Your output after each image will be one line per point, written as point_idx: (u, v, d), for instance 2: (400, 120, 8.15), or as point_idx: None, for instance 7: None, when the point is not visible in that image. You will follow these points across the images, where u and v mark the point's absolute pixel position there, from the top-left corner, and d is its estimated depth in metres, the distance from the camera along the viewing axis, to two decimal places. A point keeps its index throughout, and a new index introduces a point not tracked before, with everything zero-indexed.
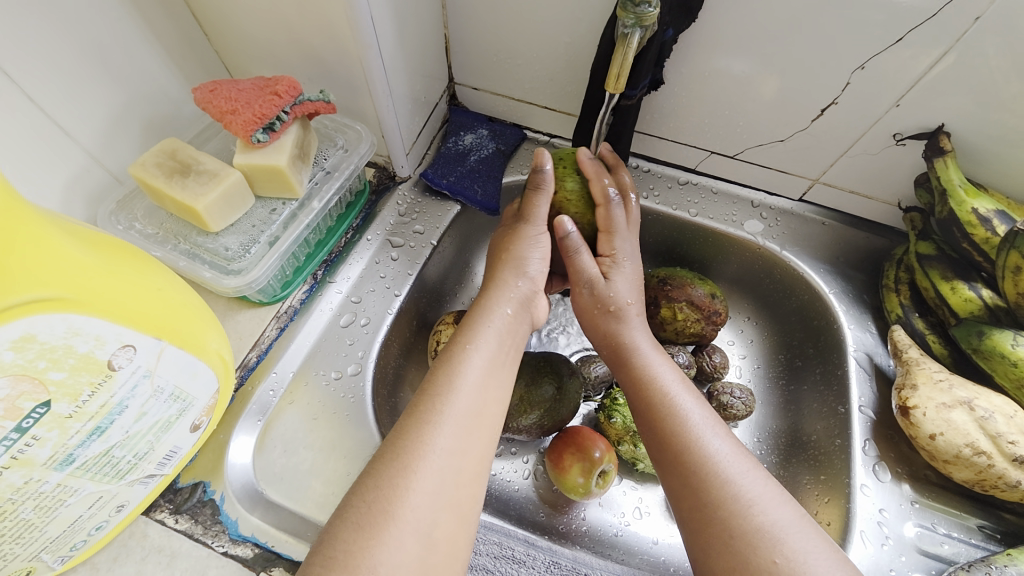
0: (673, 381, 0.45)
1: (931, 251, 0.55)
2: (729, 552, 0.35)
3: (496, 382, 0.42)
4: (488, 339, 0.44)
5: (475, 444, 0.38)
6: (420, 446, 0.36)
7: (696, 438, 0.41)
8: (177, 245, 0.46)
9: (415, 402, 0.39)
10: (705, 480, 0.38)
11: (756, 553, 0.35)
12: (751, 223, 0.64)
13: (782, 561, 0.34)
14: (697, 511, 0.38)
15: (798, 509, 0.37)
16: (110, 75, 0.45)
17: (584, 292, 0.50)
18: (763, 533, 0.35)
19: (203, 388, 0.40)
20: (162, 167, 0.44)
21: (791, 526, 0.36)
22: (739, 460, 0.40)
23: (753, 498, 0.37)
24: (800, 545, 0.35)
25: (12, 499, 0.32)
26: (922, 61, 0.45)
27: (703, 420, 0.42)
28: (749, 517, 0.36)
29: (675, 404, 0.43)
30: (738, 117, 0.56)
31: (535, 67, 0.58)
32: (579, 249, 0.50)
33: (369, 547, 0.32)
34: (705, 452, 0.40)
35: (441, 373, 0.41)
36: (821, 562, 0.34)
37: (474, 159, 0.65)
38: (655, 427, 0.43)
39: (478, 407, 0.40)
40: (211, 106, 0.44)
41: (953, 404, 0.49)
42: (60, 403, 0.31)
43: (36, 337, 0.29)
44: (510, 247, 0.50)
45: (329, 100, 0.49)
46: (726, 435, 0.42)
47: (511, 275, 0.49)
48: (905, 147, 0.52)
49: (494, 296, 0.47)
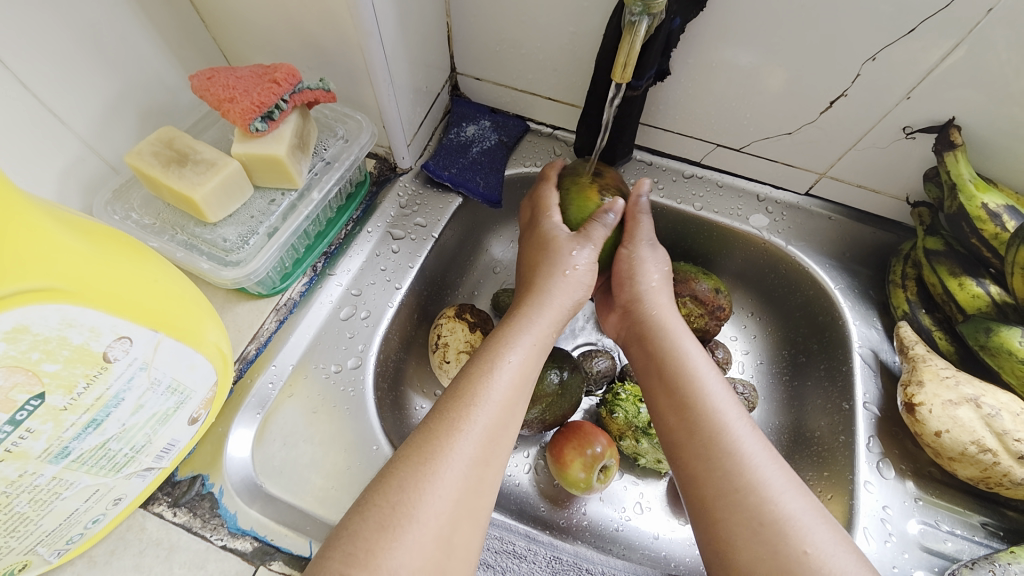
0: (701, 361, 0.45)
1: (939, 246, 0.54)
2: (756, 540, 0.35)
3: (525, 393, 0.41)
4: (525, 350, 0.43)
5: (497, 456, 0.38)
6: (449, 453, 0.35)
7: (723, 424, 0.40)
8: (174, 236, 0.46)
9: (446, 404, 0.38)
10: (734, 465, 0.38)
11: (785, 542, 0.34)
12: (757, 217, 0.63)
13: (812, 551, 0.34)
14: (722, 498, 0.37)
15: (818, 500, 0.37)
16: (105, 62, 0.44)
17: (645, 248, 0.52)
18: (790, 522, 0.35)
19: (201, 380, 0.39)
20: (158, 156, 0.43)
21: (814, 517, 0.36)
22: (764, 448, 0.39)
23: (778, 486, 0.37)
24: (824, 536, 0.35)
25: (7, 492, 0.32)
26: (933, 53, 0.44)
27: (730, 405, 0.42)
28: (778, 505, 0.36)
29: (702, 386, 0.43)
30: (745, 109, 0.55)
31: (538, 57, 0.57)
32: (644, 214, 0.53)
33: (391, 548, 0.31)
34: (732, 437, 0.39)
35: (476, 379, 0.40)
36: (846, 557, 0.34)
37: (476, 151, 0.64)
38: (681, 409, 0.42)
39: (503, 420, 0.39)
40: (208, 94, 0.43)
41: (959, 401, 0.48)
42: (55, 395, 0.31)
43: (29, 328, 0.28)
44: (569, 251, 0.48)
45: (328, 89, 0.48)
46: (751, 423, 0.41)
47: (561, 293, 0.47)
48: (914, 140, 0.51)
49: (535, 303, 0.46)
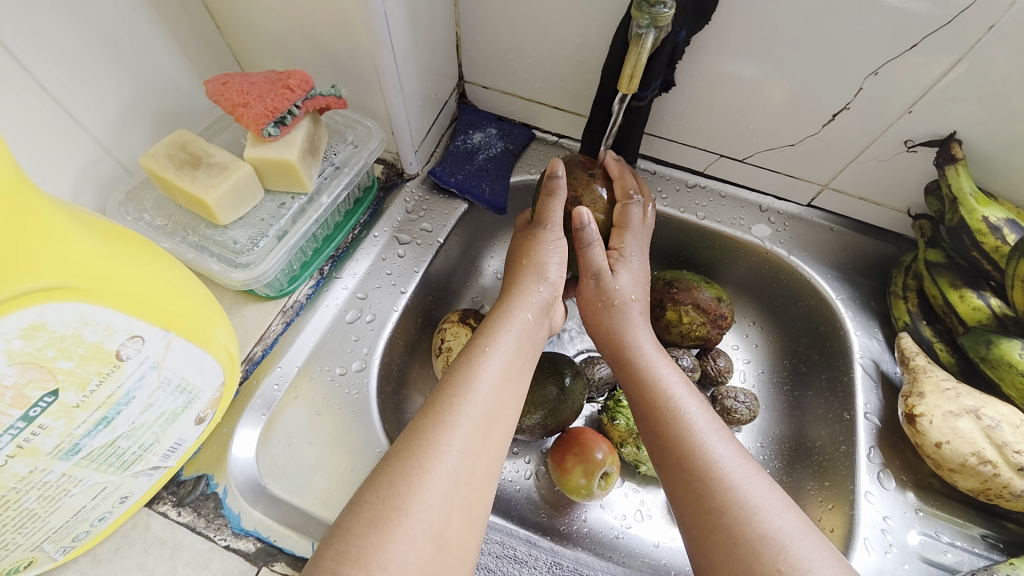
0: (676, 384, 0.46)
1: (940, 259, 0.55)
2: (733, 560, 0.35)
3: (513, 382, 0.42)
4: (510, 344, 0.44)
5: (489, 447, 0.38)
6: (436, 446, 0.36)
7: (697, 444, 0.41)
8: (185, 238, 0.46)
9: (432, 399, 0.39)
10: (708, 484, 0.38)
11: (760, 559, 0.34)
12: (759, 227, 0.63)
13: (787, 569, 0.34)
14: (699, 517, 0.38)
15: (801, 515, 0.37)
16: (123, 66, 0.45)
17: (590, 286, 0.51)
18: (767, 540, 0.35)
19: (209, 380, 0.40)
20: (172, 159, 0.44)
21: (795, 532, 0.36)
22: (742, 465, 0.40)
23: (755, 504, 0.37)
24: (805, 552, 0.35)
25: (17, 488, 0.32)
26: (934, 68, 0.45)
27: (706, 425, 0.42)
28: (753, 524, 0.36)
29: (676, 408, 0.43)
30: (748, 120, 0.56)
31: (546, 67, 0.58)
32: (592, 242, 0.49)
33: (382, 544, 0.32)
34: (708, 457, 0.40)
35: (460, 373, 0.40)
36: (827, 571, 0.34)
37: (482, 158, 0.64)
38: (658, 432, 0.43)
39: (494, 411, 0.39)
40: (222, 99, 0.44)
41: (960, 412, 0.48)
42: (68, 392, 0.31)
43: (46, 325, 0.28)
44: (530, 253, 0.50)
45: (340, 95, 0.49)
46: (728, 441, 0.41)
47: (531, 279, 0.49)
48: (916, 153, 0.52)
49: (514, 300, 0.47)
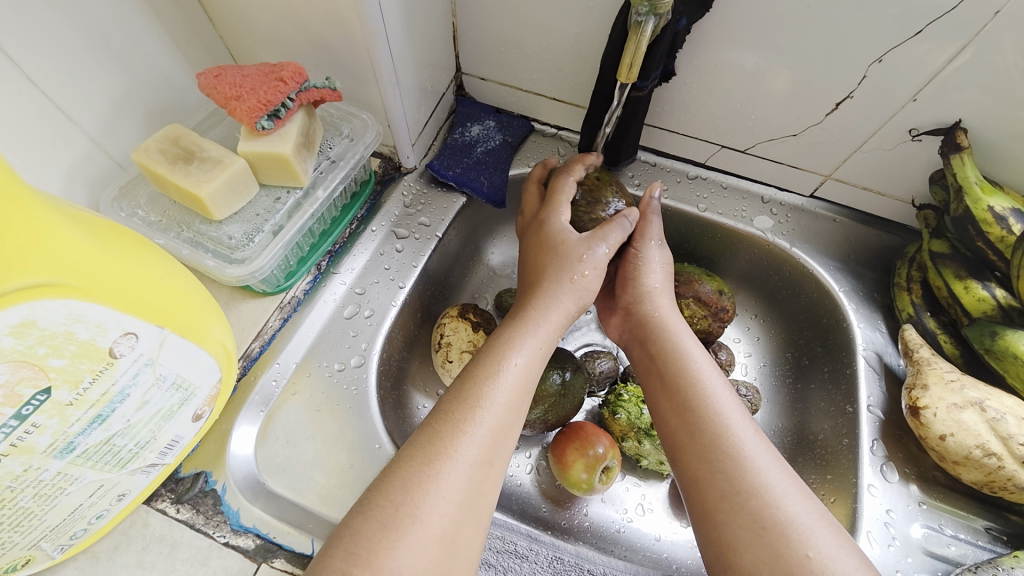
0: (705, 365, 0.45)
1: (944, 249, 0.54)
2: (759, 544, 0.35)
3: (530, 393, 0.42)
4: (530, 353, 0.43)
5: (501, 458, 0.38)
6: (451, 454, 0.35)
7: (726, 426, 0.40)
8: (180, 233, 0.46)
9: (449, 406, 0.38)
10: (735, 468, 0.38)
11: (789, 545, 0.34)
12: (761, 218, 0.63)
13: (815, 556, 0.34)
14: (724, 500, 0.37)
15: (821, 506, 0.37)
16: (113, 59, 0.44)
17: (653, 249, 0.52)
18: (792, 525, 0.35)
19: (206, 376, 0.39)
20: (165, 153, 0.43)
21: (816, 520, 0.36)
22: (766, 452, 0.39)
23: (780, 489, 0.37)
24: (826, 541, 0.35)
25: (12, 487, 0.32)
26: (939, 55, 0.44)
27: (734, 408, 0.42)
28: (781, 508, 0.36)
29: (705, 389, 0.43)
30: (749, 110, 0.55)
31: (543, 57, 0.57)
32: (655, 214, 0.54)
33: (392, 548, 0.31)
34: (736, 439, 0.39)
35: (480, 382, 0.40)
36: (852, 560, 0.34)
37: (481, 150, 0.64)
38: (685, 411, 0.42)
39: (507, 422, 0.39)
40: (214, 92, 0.43)
41: (964, 405, 0.48)
42: (60, 391, 0.31)
43: (36, 323, 0.28)
44: (581, 272, 0.47)
45: (334, 87, 0.48)
46: (753, 426, 0.41)
47: (570, 298, 0.47)
48: (920, 143, 0.51)
49: (539, 304, 0.46)
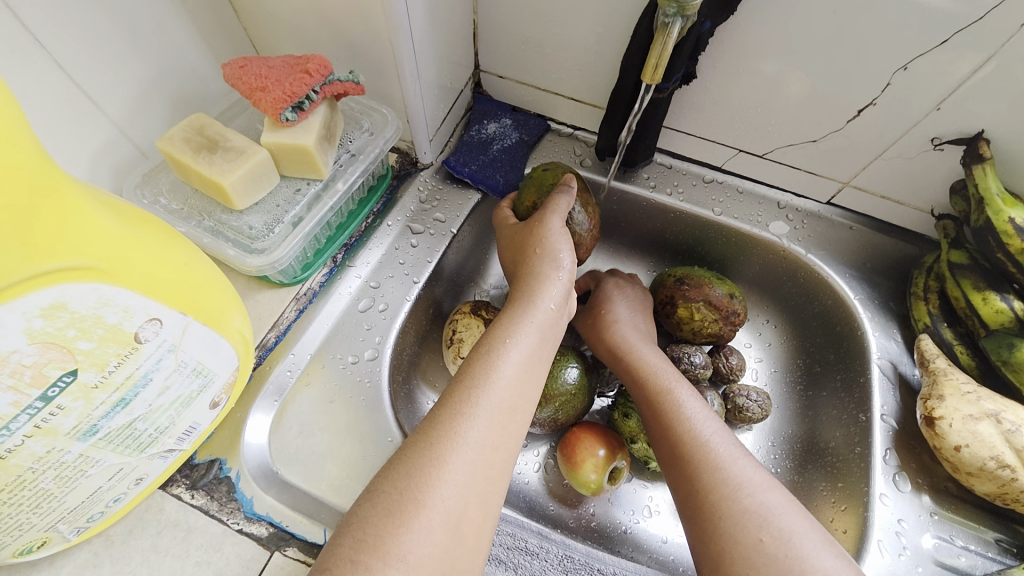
0: (673, 377, 0.48)
1: (964, 260, 0.54)
2: (720, 534, 0.36)
3: (532, 371, 0.42)
4: (527, 334, 0.43)
5: (507, 437, 0.38)
6: (454, 437, 0.36)
7: (690, 428, 0.43)
8: (201, 222, 0.46)
9: (450, 390, 0.39)
10: (699, 465, 0.40)
11: (743, 532, 0.36)
12: (776, 224, 0.62)
13: (768, 540, 0.35)
14: (690, 495, 0.39)
15: (787, 495, 0.38)
16: (140, 47, 0.44)
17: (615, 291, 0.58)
18: (751, 514, 0.37)
19: (224, 364, 0.40)
20: (189, 142, 0.43)
21: (782, 509, 0.37)
22: (731, 448, 0.41)
23: (743, 482, 0.38)
24: (787, 526, 0.36)
25: (34, 468, 0.32)
26: (964, 64, 0.44)
27: (700, 411, 0.44)
28: (737, 500, 0.37)
29: (672, 398, 0.46)
30: (769, 115, 0.55)
31: (563, 57, 0.57)
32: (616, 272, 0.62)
33: (399, 534, 0.31)
34: (696, 438, 0.42)
35: (477, 365, 0.40)
36: (809, 544, 0.35)
37: (497, 148, 0.64)
38: (657, 418, 0.45)
39: (514, 402, 0.39)
40: (240, 83, 0.44)
41: (980, 416, 0.47)
42: (87, 373, 0.31)
43: (67, 305, 0.28)
44: (541, 241, 0.49)
45: (358, 81, 0.48)
46: (719, 426, 0.43)
47: (549, 269, 0.48)
48: (942, 152, 0.51)
49: (536, 290, 0.47)
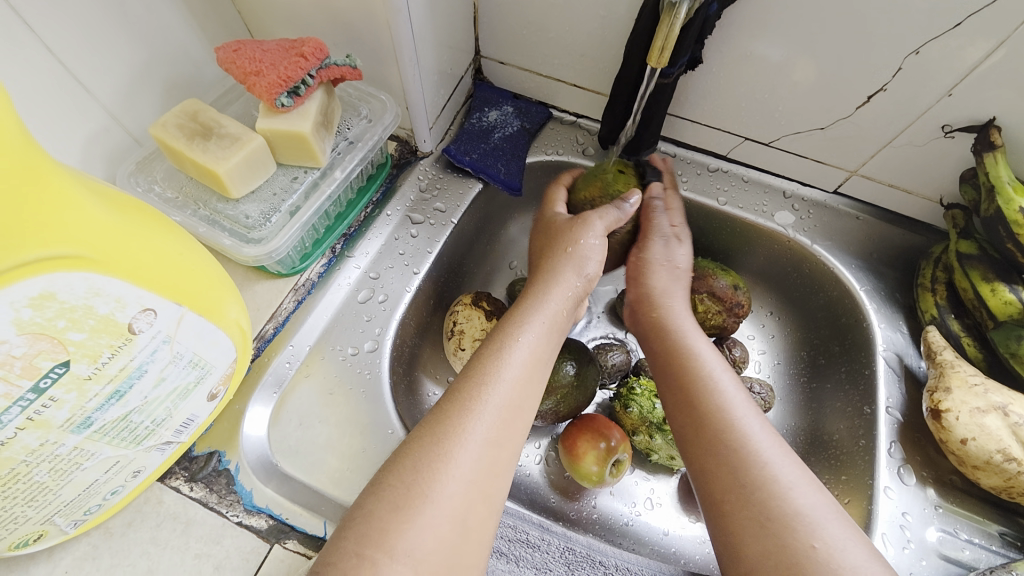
0: (714, 359, 0.44)
1: (972, 250, 0.53)
2: (765, 534, 0.34)
3: (541, 370, 0.41)
4: (538, 332, 0.42)
5: (513, 436, 0.37)
6: (462, 433, 0.35)
7: (731, 421, 0.39)
8: (197, 211, 0.45)
9: (460, 382, 0.38)
10: (741, 460, 0.37)
11: (794, 536, 0.33)
12: (782, 214, 0.61)
13: (821, 546, 0.33)
14: (729, 491, 0.36)
15: (832, 497, 0.36)
16: (131, 29, 0.43)
17: (659, 245, 0.53)
18: (801, 517, 0.34)
19: (221, 356, 0.39)
20: (183, 129, 0.42)
21: (827, 512, 0.35)
22: (774, 443, 0.38)
23: (789, 482, 0.36)
24: (837, 531, 0.34)
25: (27, 461, 0.32)
26: (979, 48, 0.43)
27: (741, 401, 0.41)
28: (786, 500, 0.35)
29: (713, 383, 0.42)
30: (776, 102, 0.54)
31: (566, 42, 0.56)
32: (623, 220, 0.49)
33: (404, 528, 0.31)
34: (742, 433, 0.39)
35: (487, 362, 0.39)
36: (859, 551, 0.33)
37: (498, 136, 0.63)
38: (689, 404, 0.42)
39: (519, 400, 0.38)
40: (234, 67, 0.42)
41: (987, 409, 0.47)
42: (79, 364, 0.31)
43: (55, 295, 0.28)
44: (574, 242, 0.48)
45: (355, 65, 0.47)
46: (762, 419, 0.40)
47: (570, 269, 0.47)
48: (953, 139, 0.50)
49: (549, 288, 0.46)
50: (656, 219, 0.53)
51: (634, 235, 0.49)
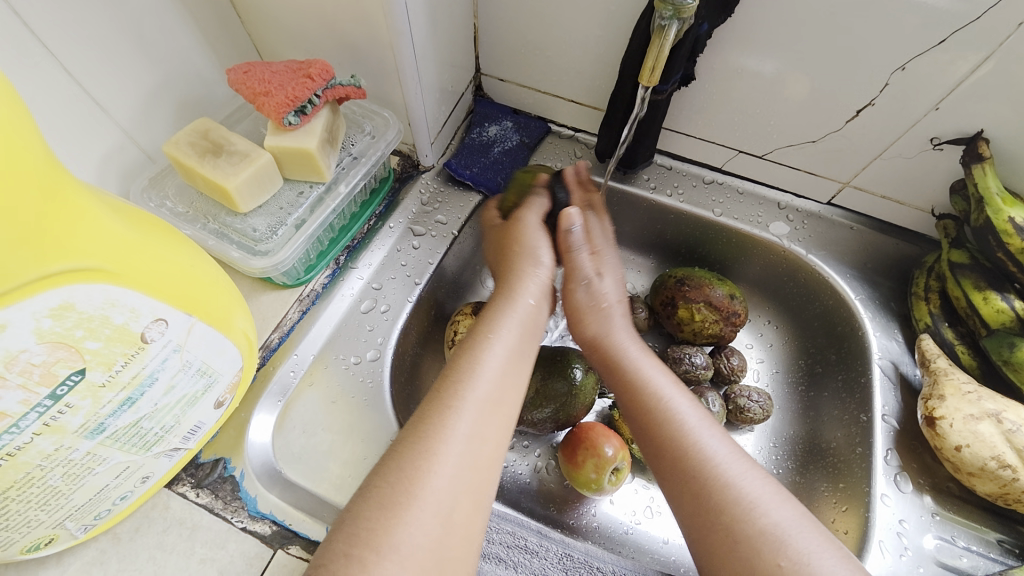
0: (666, 384, 0.45)
1: (964, 260, 0.54)
2: (732, 556, 0.34)
3: (519, 361, 0.43)
4: (510, 331, 0.44)
5: (494, 433, 0.38)
6: (443, 431, 0.36)
7: (692, 444, 0.40)
8: (206, 225, 0.47)
9: (436, 387, 0.39)
10: (703, 482, 0.38)
11: (761, 557, 0.33)
12: (777, 225, 0.63)
13: (787, 564, 0.33)
14: (696, 514, 0.37)
15: (800, 507, 0.36)
16: (147, 53, 0.45)
17: (580, 291, 0.50)
18: (766, 535, 0.34)
19: (228, 365, 0.40)
20: (194, 147, 0.44)
21: (794, 525, 0.35)
22: (738, 461, 0.39)
23: (753, 499, 0.36)
24: (804, 545, 0.34)
25: (43, 466, 0.33)
26: (962, 65, 0.44)
27: (700, 422, 0.42)
28: (751, 519, 0.35)
29: (668, 409, 0.42)
30: (768, 116, 0.55)
31: (563, 60, 0.58)
32: (578, 248, 0.51)
33: (391, 527, 0.32)
34: (702, 456, 0.39)
35: (463, 360, 0.41)
36: (829, 564, 0.33)
37: (498, 151, 0.64)
38: (651, 431, 0.42)
39: (498, 395, 0.40)
40: (244, 88, 0.44)
41: (981, 416, 0.47)
42: (94, 371, 0.32)
43: (75, 306, 0.29)
44: (519, 241, 0.52)
45: (359, 85, 0.49)
46: (723, 436, 0.41)
47: (531, 268, 0.50)
48: (941, 152, 0.51)
49: (515, 286, 0.48)
50: (577, 259, 0.51)
51: (586, 262, 0.51)
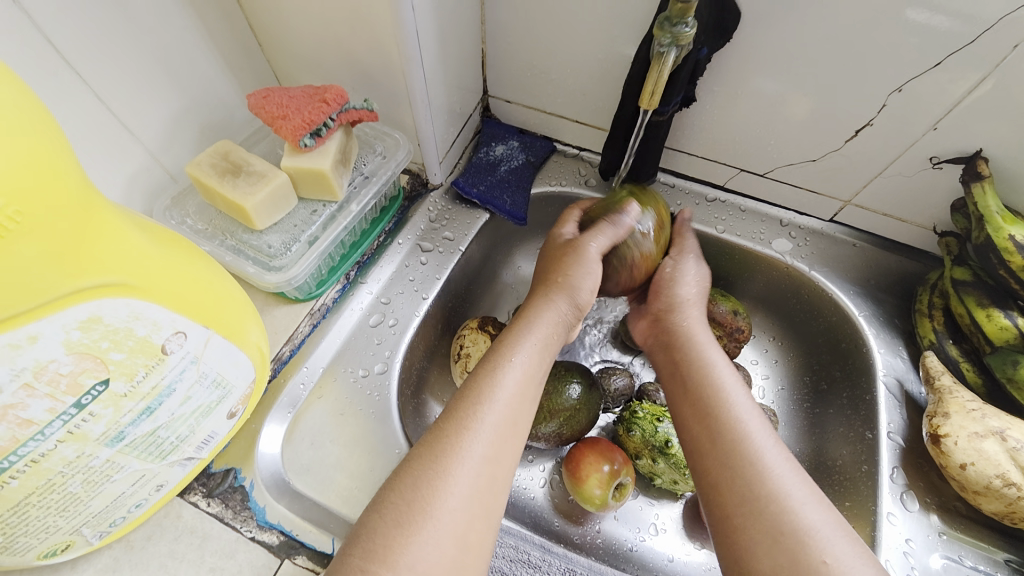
0: (729, 373, 0.44)
1: (967, 277, 0.54)
2: (777, 549, 0.34)
3: (530, 391, 0.43)
4: (529, 353, 0.44)
5: (507, 454, 0.39)
6: (460, 451, 0.37)
7: (747, 435, 0.40)
8: (224, 241, 0.49)
9: (455, 401, 0.40)
10: (754, 477, 0.37)
11: (806, 550, 0.34)
12: (780, 241, 0.63)
13: (831, 562, 0.33)
14: (743, 505, 0.36)
15: (839, 514, 0.36)
16: (174, 80, 0.48)
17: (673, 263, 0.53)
18: (812, 533, 0.34)
19: (242, 376, 0.42)
20: (215, 167, 0.46)
21: (834, 529, 0.35)
22: (785, 460, 0.38)
23: (798, 498, 0.36)
24: (844, 548, 0.34)
25: (63, 473, 0.34)
26: (959, 85, 0.45)
27: (755, 418, 0.41)
28: (798, 515, 0.35)
29: (727, 400, 0.42)
30: (769, 136, 0.57)
31: (568, 83, 0.60)
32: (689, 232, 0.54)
33: (407, 544, 0.33)
34: (756, 448, 0.39)
35: (483, 380, 0.41)
36: (868, 570, 0.33)
37: (504, 169, 0.66)
38: (705, 421, 0.41)
39: (513, 417, 0.40)
40: (262, 112, 0.47)
41: (986, 434, 0.47)
42: (117, 382, 0.33)
43: (102, 319, 0.31)
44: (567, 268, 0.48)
45: (371, 108, 0.52)
46: (775, 435, 0.40)
47: (561, 299, 0.47)
48: (941, 170, 0.52)
49: (537, 311, 0.47)
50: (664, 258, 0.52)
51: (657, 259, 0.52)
